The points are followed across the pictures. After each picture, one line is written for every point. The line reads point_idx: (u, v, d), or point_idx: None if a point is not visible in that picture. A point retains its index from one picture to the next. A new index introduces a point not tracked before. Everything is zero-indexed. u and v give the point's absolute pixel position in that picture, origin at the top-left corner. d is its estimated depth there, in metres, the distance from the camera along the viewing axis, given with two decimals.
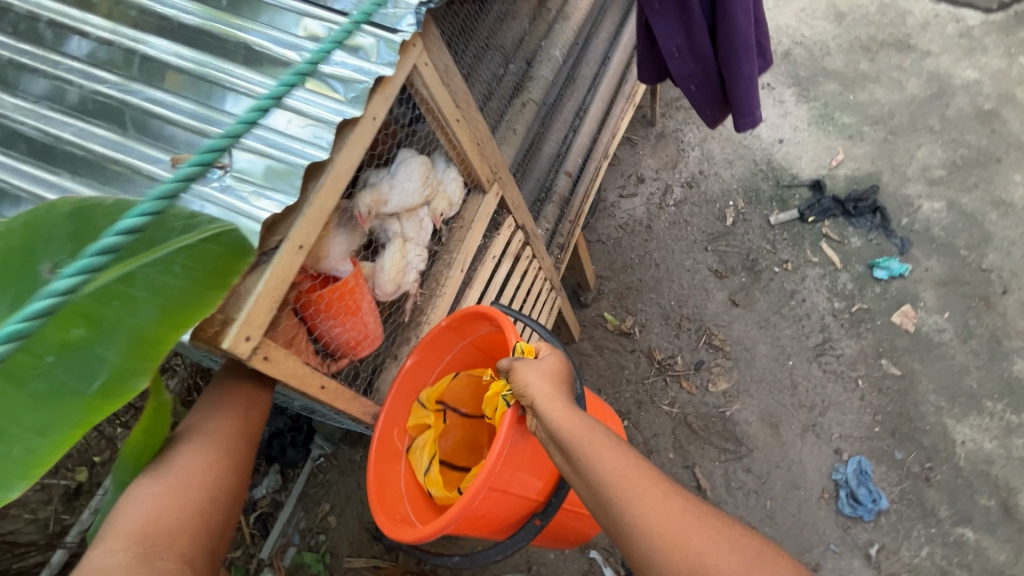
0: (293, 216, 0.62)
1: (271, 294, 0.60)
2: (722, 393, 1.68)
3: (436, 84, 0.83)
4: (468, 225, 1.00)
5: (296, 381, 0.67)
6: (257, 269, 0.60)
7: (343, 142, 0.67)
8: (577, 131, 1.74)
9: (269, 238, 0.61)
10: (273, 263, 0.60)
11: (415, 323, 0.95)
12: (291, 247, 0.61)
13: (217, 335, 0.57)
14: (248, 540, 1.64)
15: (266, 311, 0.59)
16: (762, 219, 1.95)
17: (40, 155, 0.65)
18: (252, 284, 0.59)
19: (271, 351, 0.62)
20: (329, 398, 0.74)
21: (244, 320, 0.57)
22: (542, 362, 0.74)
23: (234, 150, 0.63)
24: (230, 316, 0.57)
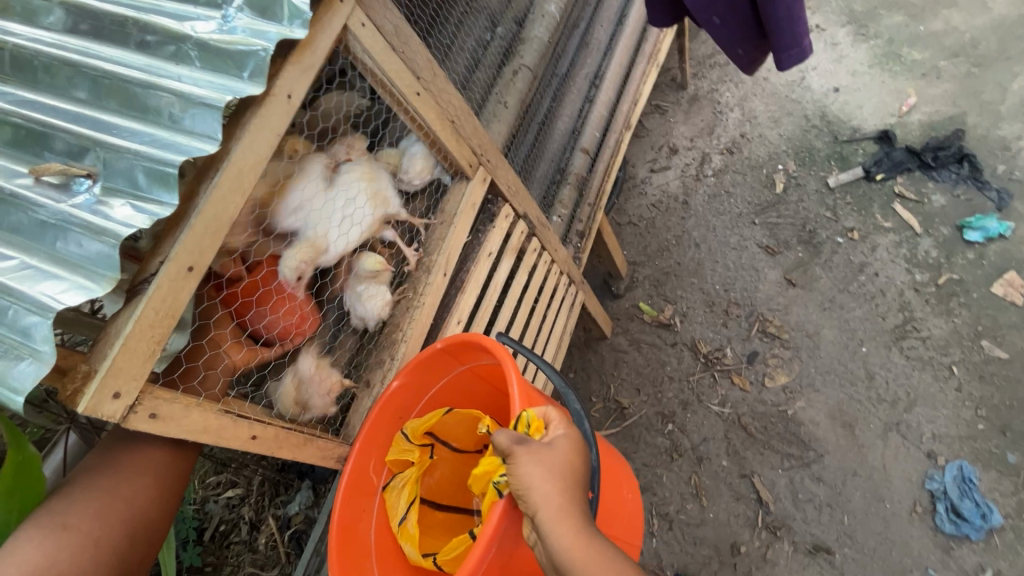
0: (177, 229, 0.49)
1: (147, 334, 0.46)
2: (782, 389, 1.45)
3: (381, 49, 0.67)
4: (449, 219, 0.84)
5: (213, 436, 0.54)
6: (132, 301, 0.47)
7: (245, 131, 0.52)
8: (593, 101, 1.53)
9: (150, 260, 0.48)
10: (147, 294, 0.46)
11: (390, 341, 0.80)
12: (177, 270, 0.48)
13: (77, 394, 0.44)
14: (283, 559, 1.38)
15: (145, 358, 0.46)
16: (819, 182, 1.68)
17: None
18: (123, 323, 0.46)
19: (163, 405, 0.49)
20: (269, 448, 0.61)
21: (108, 374, 0.44)
22: (551, 450, 0.56)
23: (104, 153, 0.49)
24: (93, 368, 0.44)
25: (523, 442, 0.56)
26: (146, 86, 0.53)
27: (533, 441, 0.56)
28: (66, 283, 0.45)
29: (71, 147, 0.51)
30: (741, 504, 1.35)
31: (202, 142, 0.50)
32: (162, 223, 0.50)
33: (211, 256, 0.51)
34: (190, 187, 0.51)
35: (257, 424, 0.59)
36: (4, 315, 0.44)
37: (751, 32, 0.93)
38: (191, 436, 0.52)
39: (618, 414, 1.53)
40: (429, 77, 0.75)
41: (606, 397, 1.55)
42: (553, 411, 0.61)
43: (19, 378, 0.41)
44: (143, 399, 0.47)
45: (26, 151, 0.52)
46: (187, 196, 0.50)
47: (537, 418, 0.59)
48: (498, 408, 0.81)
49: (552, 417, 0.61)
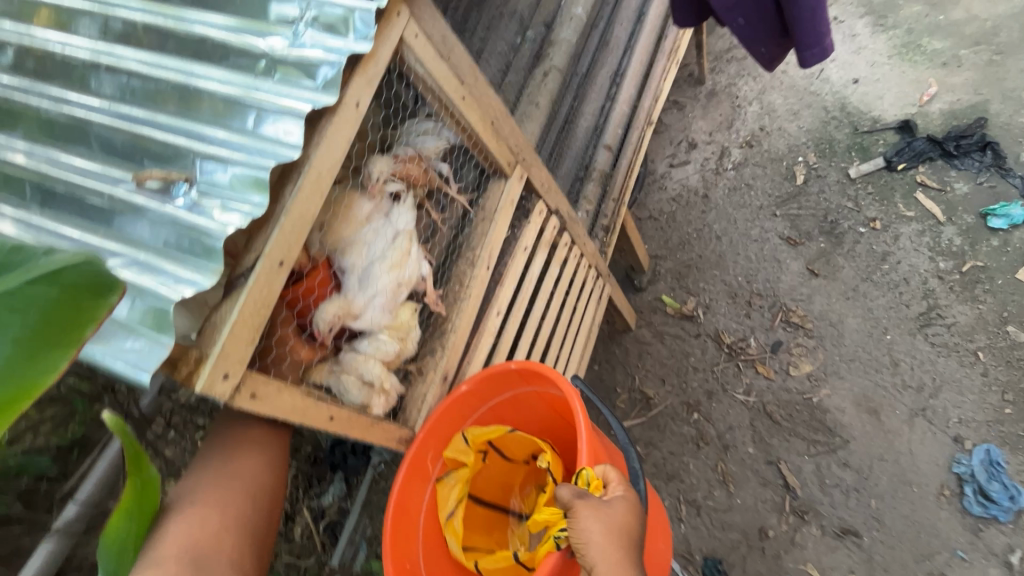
0: (268, 228, 0.54)
1: (249, 321, 0.52)
2: (806, 377, 1.48)
3: (431, 57, 0.72)
4: (491, 216, 0.89)
5: (299, 415, 0.60)
6: (233, 293, 0.52)
7: (322, 137, 0.58)
8: (615, 98, 1.57)
9: (246, 256, 0.53)
10: (247, 287, 0.51)
11: (439, 331, 0.85)
12: (270, 263, 0.53)
13: (193, 376, 0.49)
14: (319, 548, 1.44)
15: (248, 344, 0.51)
16: (839, 173, 1.70)
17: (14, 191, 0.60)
18: (227, 312, 0.51)
19: (259, 388, 0.54)
20: (343, 428, 0.66)
21: (219, 358, 0.49)
22: (609, 509, 0.61)
23: (199, 159, 0.55)
24: (205, 353, 0.50)
25: (583, 498, 0.62)
26: (231, 99, 0.58)
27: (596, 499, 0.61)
28: (177, 276, 0.50)
29: (170, 156, 0.56)
30: (768, 490, 1.39)
31: (286, 146, 0.55)
32: (253, 223, 0.56)
33: (297, 251, 0.56)
34: (278, 188, 0.56)
35: (334, 405, 0.64)
36: (124, 305, 0.49)
37: (774, 32, 0.96)
38: (281, 415, 0.58)
39: (644, 405, 1.56)
40: (472, 82, 0.80)
41: (631, 387, 1.59)
42: (613, 471, 0.66)
43: (143, 359, 0.47)
44: (245, 381, 0.53)
45: (126, 160, 0.58)
46: (275, 198, 0.56)
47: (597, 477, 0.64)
48: (556, 433, 0.87)
49: (611, 479, 0.65)
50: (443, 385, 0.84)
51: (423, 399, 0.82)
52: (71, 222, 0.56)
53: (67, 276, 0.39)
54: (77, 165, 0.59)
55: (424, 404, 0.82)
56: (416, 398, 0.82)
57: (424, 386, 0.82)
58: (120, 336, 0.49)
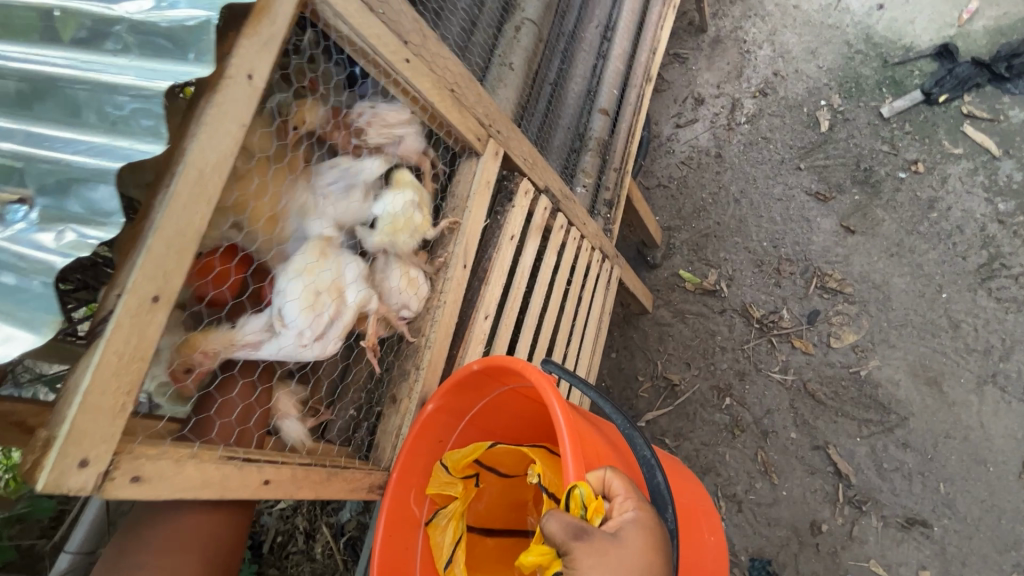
0: (134, 253, 0.41)
1: (111, 385, 0.38)
2: (851, 348, 1.31)
3: (359, 12, 0.56)
4: (463, 204, 0.74)
5: (215, 488, 0.47)
6: (91, 347, 0.39)
7: (204, 125, 0.44)
8: (607, 55, 1.38)
9: (107, 294, 0.40)
10: (104, 336, 0.38)
11: (415, 349, 0.70)
12: (138, 300, 0.40)
13: (35, 469, 0.37)
14: (342, 566, 1.31)
15: (113, 414, 0.39)
16: (870, 114, 1.50)
17: None
18: (81, 374, 0.38)
19: (144, 468, 0.42)
20: (287, 491, 0.54)
21: (68, 441, 0.37)
22: (619, 547, 0.46)
23: (35, 171, 0.40)
24: (52, 433, 0.37)
25: (582, 536, 0.45)
26: (68, 81, 0.43)
27: (597, 534, 0.45)
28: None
29: None
30: (818, 479, 1.23)
31: (146, 143, 0.41)
32: (122, 248, 0.43)
33: (180, 280, 0.42)
34: (151, 197, 0.43)
35: (269, 466, 0.52)
36: None
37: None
38: (187, 494, 0.45)
39: (669, 393, 1.41)
40: (419, 41, 0.64)
41: (653, 374, 1.44)
42: (614, 484, 0.51)
43: None
44: (118, 462, 0.40)
45: None
46: (146, 213, 0.42)
47: (595, 499, 0.48)
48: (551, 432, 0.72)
49: (614, 490, 0.51)
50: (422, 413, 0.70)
51: (398, 431, 0.68)
52: None
53: None
54: None
55: (400, 438, 0.68)
56: (389, 432, 0.68)
57: (398, 418, 0.68)
58: None
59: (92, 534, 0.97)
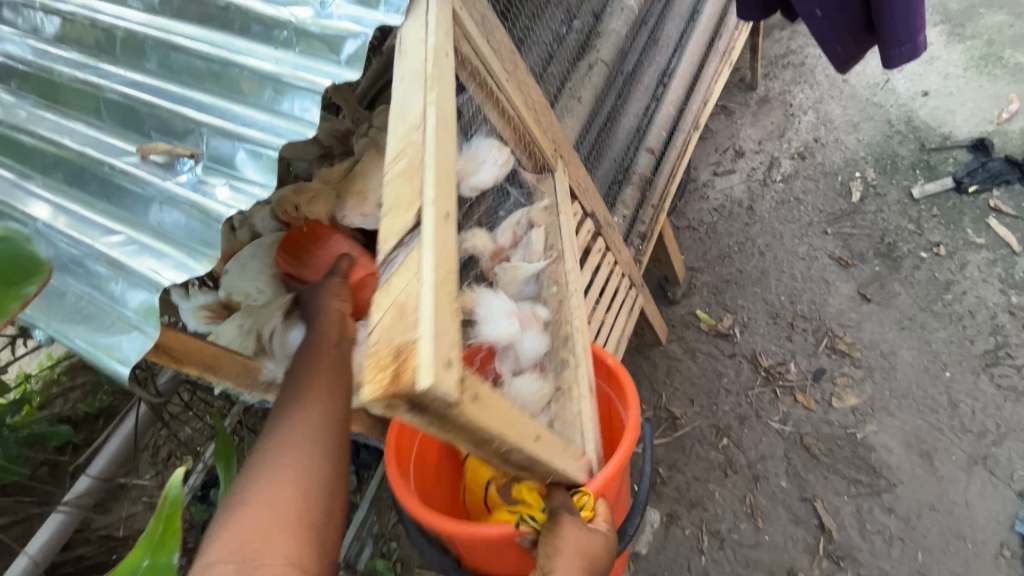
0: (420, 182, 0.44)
1: (449, 293, 0.40)
2: (851, 410, 1.36)
3: (478, 35, 0.65)
4: (556, 209, 0.82)
5: (506, 425, 0.48)
6: (412, 261, 0.40)
7: (433, 80, 0.50)
8: (660, 100, 1.46)
9: (406, 216, 0.42)
10: (428, 241, 0.40)
11: (561, 336, 0.74)
12: (438, 214, 0.42)
13: (405, 372, 0.36)
14: None
15: (453, 320, 0.40)
16: (901, 192, 1.58)
17: (10, 154, 0.56)
18: (416, 282, 0.39)
19: (477, 386, 0.43)
20: (544, 447, 0.55)
21: (433, 339, 0.37)
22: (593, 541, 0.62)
23: (209, 135, 0.51)
24: (410, 339, 0.37)
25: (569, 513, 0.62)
26: (249, 69, 0.54)
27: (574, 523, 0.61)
28: (170, 259, 0.46)
29: (178, 128, 0.52)
30: (801, 529, 1.28)
31: (301, 126, 0.50)
32: (388, 187, 0.45)
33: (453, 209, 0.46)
34: (401, 137, 0.47)
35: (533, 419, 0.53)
36: (116, 291, 0.46)
37: (853, 28, 0.94)
38: (489, 427, 0.45)
39: (670, 425, 1.47)
40: (513, 68, 0.74)
41: (657, 405, 1.50)
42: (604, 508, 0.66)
43: (122, 349, 0.44)
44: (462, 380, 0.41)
45: (132, 127, 0.54)
46: (406, 151, 0.46)
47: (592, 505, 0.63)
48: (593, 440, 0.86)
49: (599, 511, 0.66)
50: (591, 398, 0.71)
51: (578, 415, 0.68)
52: (65, 193, 0.52)
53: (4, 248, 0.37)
54: (81, 134, 0.55)
55: (582, 423, 0.68)
56: (569, 418, 0.68)
57: (573, 403, 0.68)
58: (104, 320, 0.45)
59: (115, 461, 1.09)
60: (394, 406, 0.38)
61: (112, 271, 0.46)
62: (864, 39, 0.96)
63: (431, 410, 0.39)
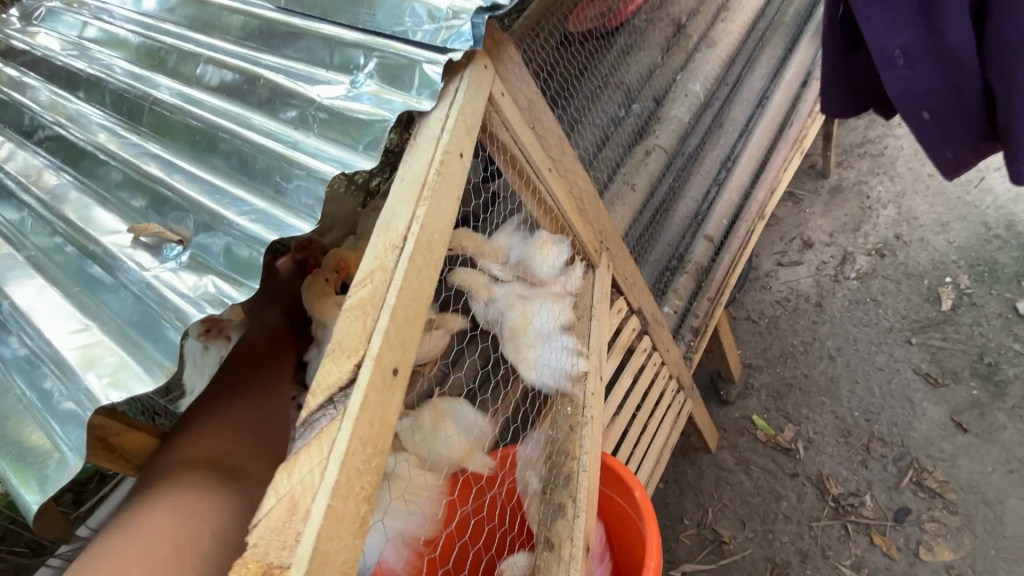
0: (371, 326, 0.37)
1: (354, 487, 0.32)
2: (944, 567, 1.12)
3: (520, 121, 0.59)
4: (589, 313, 0.72)
5: None
6: (322, 435, 0.33)
7: (429, 190, 0.43)
8: (723, 184, 1.36)
9: (340, 366, 0.35)
10: (351, 417, 0.33)
11: (563, 476, 0.60)
12: (381, 374, 0.35)
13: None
14: None
15: (354, 526, 0.32)
16: (1002, 305, 1.38)
17: (17, 219, 0.53)
18: (319, 473, 0.31)
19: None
20: None
21: (311, 571, 0.29)
22: None
23: (204, 221, 0.46)
24: (284, 560, 0.29)
25: None
26: (265, 152, 0.49)
27: None
28: (123, 365, 0.39)
29: (178, 209, 0.48)
30: None
31: (302, 219, 0.44)
32: (340, 318, 0.37)
33: (412, 351, 0.39)
34: (373, 256, 0.39)
35: None
36: (54, 398, 0.39)
37: (974, 135, 0.82)
38: None
39: (716, 549, 1.26)
40: (559, 155, 0.67)
41: (701, 522, 1.30)
42: None
43: (46, 474, 0.36)
44: None
45: (138, 204, 0.50)
46: (372, 277, 0.38)
47: None
48: None
49: None
50: (586, 563, 0.57)
51: None
52: (49, 269, 0.47)
53: None
54: (87, 207, 0.51)
55: None
56: None
57: (563, 570, 0.55)
58: (35, 430, 0.38)
59: None
60: None
61: (58, 371, 0.40)
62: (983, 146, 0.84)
63: None
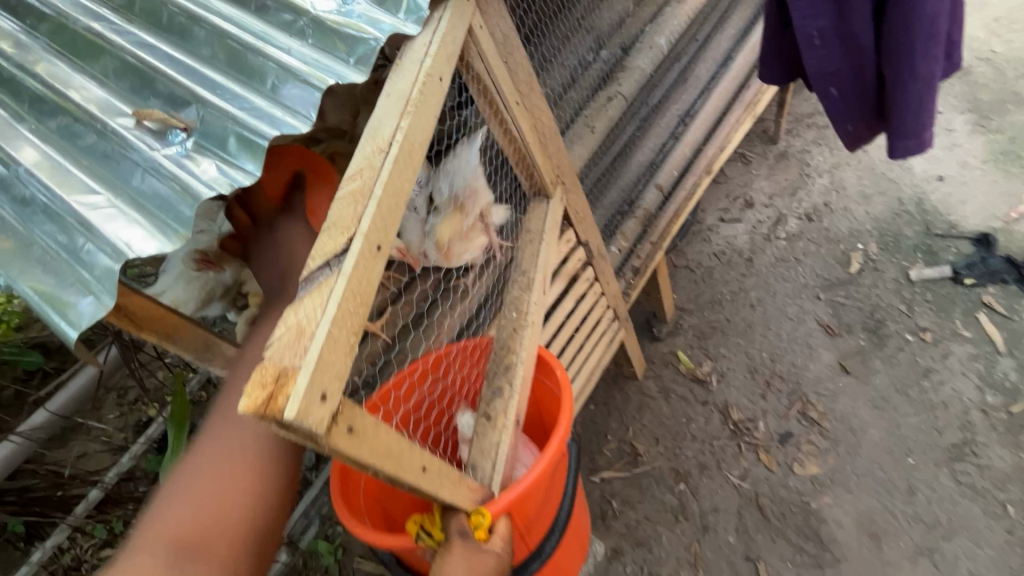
0: (363, 206, 0.45)
1: (347, 323, 0.40)
2: (810, 479, 1.36)
3: (493, 54, 0.66)
4: (539, 236, 0.82)
5: (394, 462, 0.45)
6: (321, 286, 0.41)
7: (412, 105, 0.50)
8: (679, 138, 1.46)
9: (336, 238, 0.43)
10: (345, 273, 0.41)
11: (504, 366, 0.72)
12: (369, 247, 0.43)
13: (280, 396, 0.36)
14: None
15: (347, 351, 0.40)
16: (899, 271, 1.59)
17: (5, 89, 0.54)
18: (321, 310, 0.39)
19: (355, 418, 0.41)
20: (434, 484, 0.51)
21: (317, 372, 0.37)
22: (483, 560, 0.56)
23: (205, 112, 0.51)
24: (296, 363, 0.37)
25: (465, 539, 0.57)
26: (261, 55, 0.54)
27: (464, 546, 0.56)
28: (142, 230, 0.46)
29: (178, 99, 0.53)
30: None
31: (298, 120, 0.51)
32: (334, 204, 0.45)
33: (392, 234, 0.47)
34: (363, 157, 0.47)
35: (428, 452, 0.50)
36: (82, 252, 0.46)
37: (865, 112, 0.97)
38: (375, 463, 0.43)
39: (631, 460, 1.47)
40: (526, 90, 0.74)
41: (622, 438, 1.50)
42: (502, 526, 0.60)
43: (79, 313, 0.44)
44: (342, 409, 0.40)
45: (134, 89, 0.54)
46: (361, 174, 0.46)
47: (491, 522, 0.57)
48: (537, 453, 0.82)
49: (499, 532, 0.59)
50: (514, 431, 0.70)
51: (497, 448, 0.66)
52: (53, 141, 0.52)
53: None
54: (81, 86, 0.54)
55: (498, 455, 0.66)
56: (484, 449, 0.66)
57: (496, 434, 0.67)
58: (64, 278, 0.45)
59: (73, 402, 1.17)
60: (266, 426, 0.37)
61: (81, 231, 0.46)
62: (874, 124, 0.99)
63: (296, 437, 0.38)
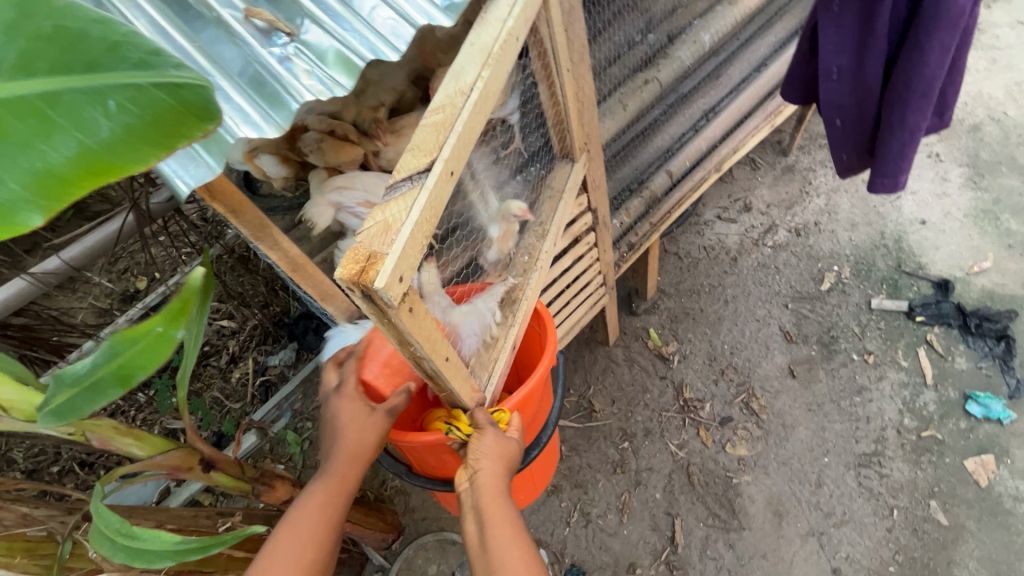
0: (446, 135, 0.54)
1: (422, 227, 0.52)
2: (737, 458, 1.54)
3: (558, 22, 0.73)
4: (559, 195, 0.92)
5: (431, 343, 0.60)
6: (406, 194, 0.52)
7: (493, 59, 0.58)
8: (698, 132, 1.54)
9: (420, 158, 0.53)
10: (426, 188, 0.52)
11: (510, 299, 0.84)
12: (445, 172, 0.54)
13: (371, 271, 0.48)
14: (248, 399, 1.60)
15: (418, 249, 0.52)
16: (862, 297, 1.73)
17: None
18: (406, 213, 0.51)
19: (415, 303, 0.55)
20: (453, 372, 0.66)
21: (401, 259, 0.49)
22: (506, 445, 0.75)
23: (309, 23, 0.59)
24: (384, 251, 0.49)
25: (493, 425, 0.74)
26: None
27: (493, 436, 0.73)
28: (250, 118, 0.55)
29: (284, 5, 0.60)
30: (655, 535, 1.47)
31: (389, 48, 0.58)
32: (419, 130, 0.55)
33: (460, 161, 0.57)
34: (447, 95, 0.56)
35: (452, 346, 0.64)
36: None
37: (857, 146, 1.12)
38: (420, 340, 0.58)
39: (587, 414, 1.62)
40: (577, 60, 0.82)
41: (582, 394, 1.65)
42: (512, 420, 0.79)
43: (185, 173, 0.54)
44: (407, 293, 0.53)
45: None
46: (445, 108, 0.55)
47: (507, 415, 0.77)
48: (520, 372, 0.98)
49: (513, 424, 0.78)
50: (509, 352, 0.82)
51: (494, 361, 0.79)
52: (169, 18, 0.59)
53: (187, 93, 0.45)
54: None
55: (493, 368, 0.79)
56: (484, 363, 0.79)
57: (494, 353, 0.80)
58: None
59: (86, 254, 1.17)
60: (353, 292, 0.50)
61: None
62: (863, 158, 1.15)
63: (376, 305, 0.51)
